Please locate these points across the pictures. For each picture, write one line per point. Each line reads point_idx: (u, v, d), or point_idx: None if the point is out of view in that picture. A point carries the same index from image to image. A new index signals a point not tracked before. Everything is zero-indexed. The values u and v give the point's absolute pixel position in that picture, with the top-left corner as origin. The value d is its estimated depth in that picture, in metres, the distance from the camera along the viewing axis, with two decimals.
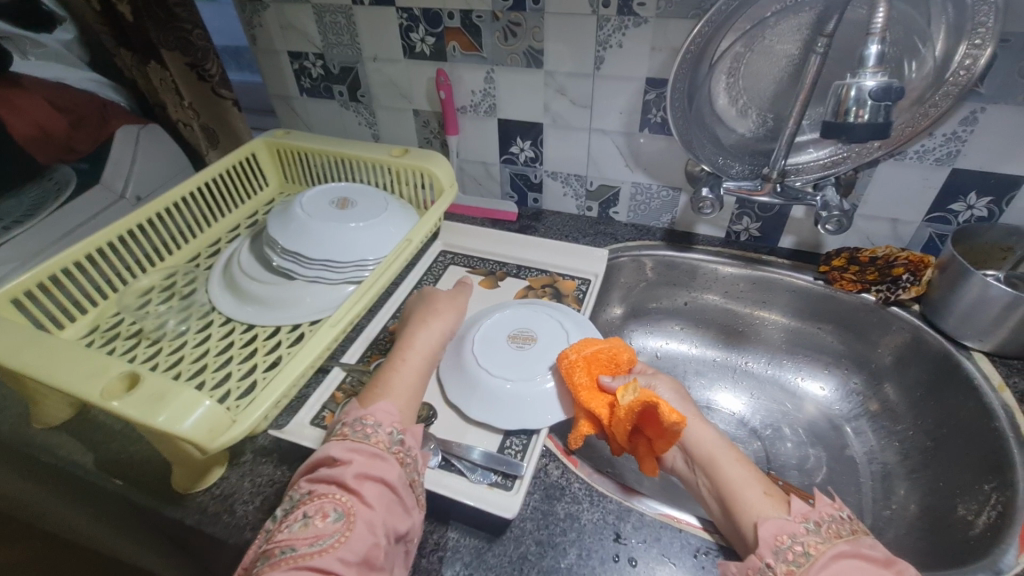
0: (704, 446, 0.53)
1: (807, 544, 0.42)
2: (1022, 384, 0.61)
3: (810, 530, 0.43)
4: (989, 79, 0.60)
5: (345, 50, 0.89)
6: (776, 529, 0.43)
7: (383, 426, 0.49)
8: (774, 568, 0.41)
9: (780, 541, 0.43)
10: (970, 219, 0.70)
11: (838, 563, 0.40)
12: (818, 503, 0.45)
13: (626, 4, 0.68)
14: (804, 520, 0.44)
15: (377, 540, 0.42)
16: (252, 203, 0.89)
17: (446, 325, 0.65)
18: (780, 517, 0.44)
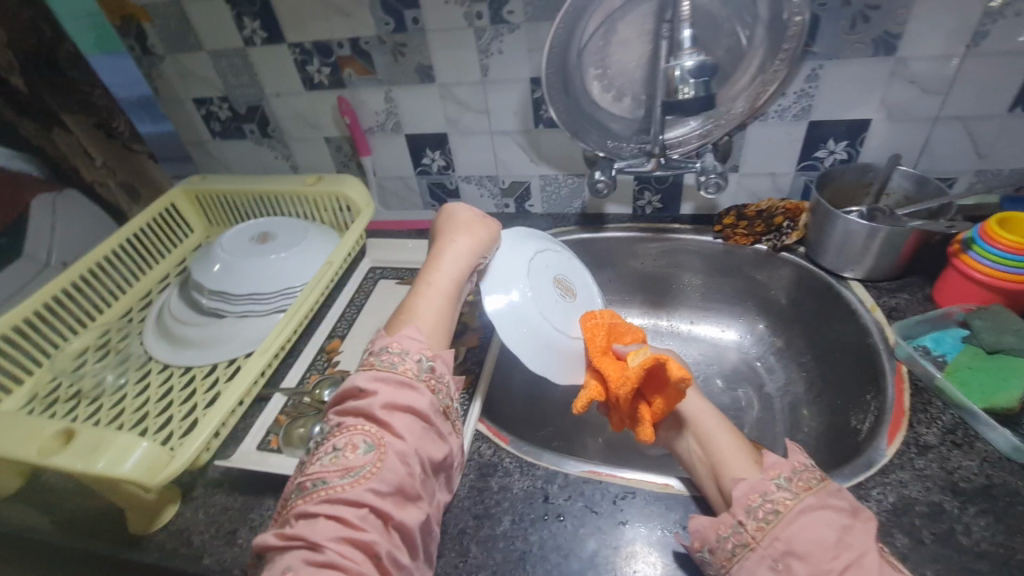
0: (697, 415, 0.57)
1: (777, 502, 0.45)
2: (890, 302, 0.69)
3: (781, 486, 0.46)
4: (819, 39, 0.67)
5: (247, 89, 0.91)
6: (748, 489, 0.47)
7: (411, 354, 0.53)
8: (745, 524, 0.45)
9: (752, 500, 0.46)
10: (835, 162, 0.78)
11: (806, 516, 0.43)
12: (790, 457, 0.48)
13: (496, 14, 0.74)
14: (775, 477, 0.47)
15: (407, 470, 0.46)
16: (180, 250, 0.91)
17: (477, 247, 0.65)
18: (756, 477, 0.48)
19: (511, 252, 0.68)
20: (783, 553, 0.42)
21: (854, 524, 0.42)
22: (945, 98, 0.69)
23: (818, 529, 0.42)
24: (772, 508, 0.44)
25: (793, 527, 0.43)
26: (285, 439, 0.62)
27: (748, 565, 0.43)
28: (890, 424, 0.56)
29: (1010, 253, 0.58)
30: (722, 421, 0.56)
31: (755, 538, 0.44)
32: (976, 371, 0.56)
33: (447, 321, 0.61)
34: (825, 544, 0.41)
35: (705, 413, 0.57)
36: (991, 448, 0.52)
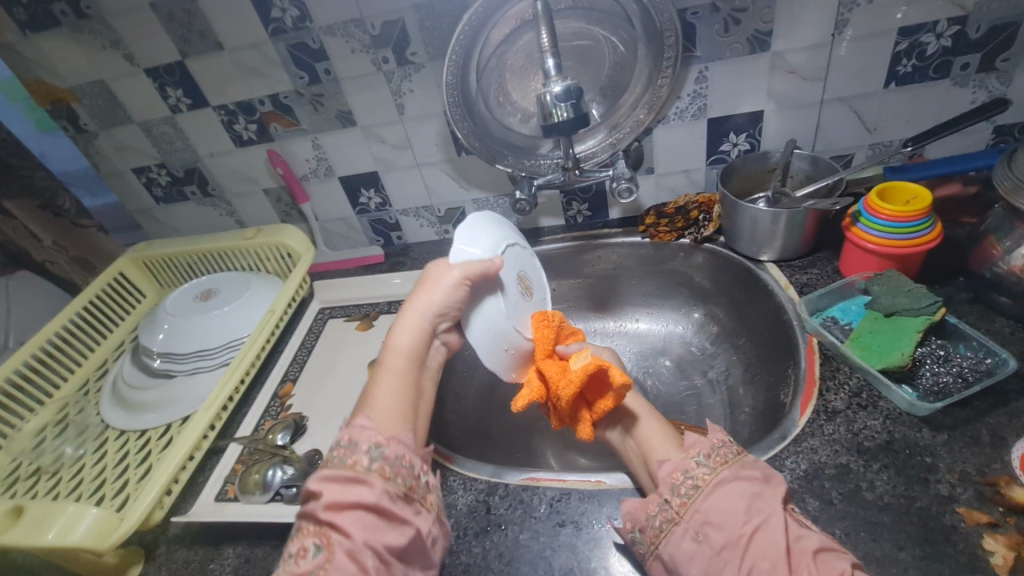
0: (630, 409, 0.59)
1: (697, 478, 0.47)
2: (802, 278, 0.73)
3: (700, 463, 0.48)
4: (699, 44, 0.72)
5: (182, 154, 0.95)
6: (672, 468, 0.49)
7: (360, 444, 0.49)
8: (670, 501, 0.47)
9: (674, 479, 0.48)
10: (740, 153, 0.82)
11: (722, 488, 0.46)
12: (710, 435, 0.51)
13: (401, 56, 0.78)
14: (695, 455, 0.49)
15: (358, 568, 0.42)
16: (133, 317, 0.93)
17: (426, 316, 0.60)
18: (677, 458, 0.50)
19: (483, 247, 0.61)
20: (703, 524, 0.45)
21: (764, 489, 0.45)
22: (825, 83, 0.74)
23: (731, 499, 0.45)
24: (692, 484, 0.47)
25: (710, 501, 0.45)
26: (241, 487, 0.63)
27: (674, 538, 0.45)
28: (802, 395, 0.59)
29: (894, 221, 0.62)
30: (652, 410, 0.59)
31: (679, 514, 0.46)
32: (875, 334, 0.59)
33: (409, 401, 0.55)
34: (737, 512, 0.44)
35: (637, 405, 0.60)
36: (893, 405, 0.55)
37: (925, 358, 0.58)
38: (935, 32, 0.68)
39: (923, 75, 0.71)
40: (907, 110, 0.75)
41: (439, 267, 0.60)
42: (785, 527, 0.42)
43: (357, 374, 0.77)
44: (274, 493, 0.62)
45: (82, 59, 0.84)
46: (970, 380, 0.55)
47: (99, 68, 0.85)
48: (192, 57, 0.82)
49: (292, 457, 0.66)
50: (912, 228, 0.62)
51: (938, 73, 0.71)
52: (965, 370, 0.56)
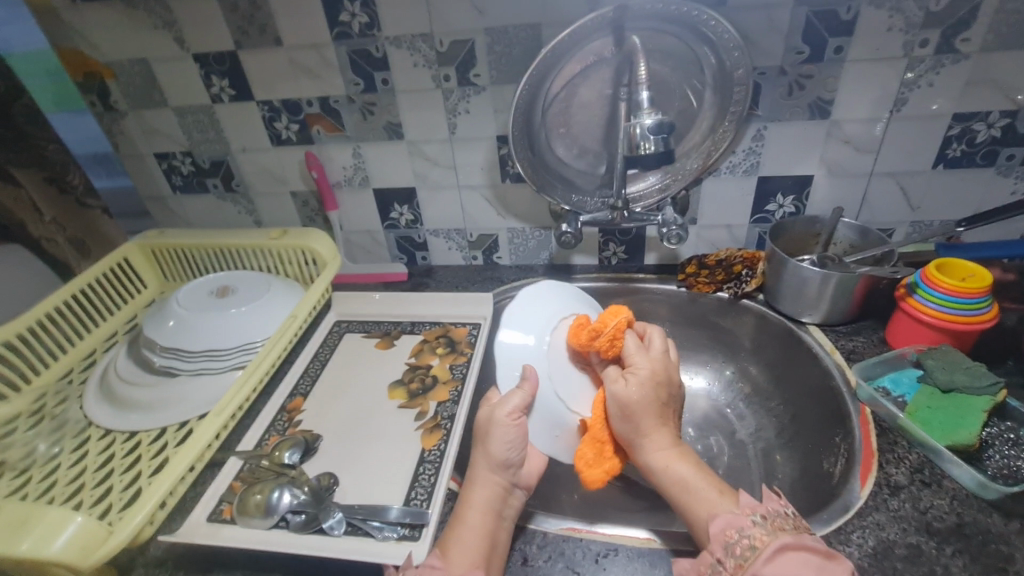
0: (664, 470, 0.52)
1: (754, 537, 0.43)
2: (847, 345, 0.72)
3: (756, 523, 0.44)
4: (761, 103, 0.73)
5: (212, 145, 0.91)
6: (725, 524, 0.45)
7: None
8: (724, 562, 0.43)
9: (729, 535, 0.44)
10: (784, 215, 0.83)
11: (784, 553, 0.41)
12: (765, 501, 0.46)
13: (463, 77, 0.77)
14: (750, 514, 0.45)
15: None
16: (130, 307, 0.86)
17: (495, 462, 0.54)
18: (729, 512, 0.46)
19: (525, 351, 0.62)
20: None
21: (830, 565, 0.40)
22: (877, 156, 0.75)
23: (795, 567, 0.40)
24: (749, 544, 0.42)
25: (773, 565, 0.41)
26: (240, 508, 0.56)
27: None
28: (860, 465, 0.57)
29: (952, 295, 0.62)
30: (679, 453, 0.53)
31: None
32: (935, 410, 0.58)
33: (492, 552, 0.49)
34: None
35: (673, 462, 0.52)
36: (958, 485, 0.53)
37: (994, 440, 0.56)
38: (987, 122, 0.70)
39: (971, 160, 0.74)
40: (951, 192, 0.77)
41: (488, 411, 0.58)
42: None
43: (376, 396, 0.72)
44: (279, 518, 0.55)
45: (129, 36, 0.81)
46: None
47: (143, 46, 0.82)
48: (247, 49, 0.80)
49: (300, 478, 0.59)
50: (972, 304, 0.62)
51: (985, 160, 0.73)
52: None
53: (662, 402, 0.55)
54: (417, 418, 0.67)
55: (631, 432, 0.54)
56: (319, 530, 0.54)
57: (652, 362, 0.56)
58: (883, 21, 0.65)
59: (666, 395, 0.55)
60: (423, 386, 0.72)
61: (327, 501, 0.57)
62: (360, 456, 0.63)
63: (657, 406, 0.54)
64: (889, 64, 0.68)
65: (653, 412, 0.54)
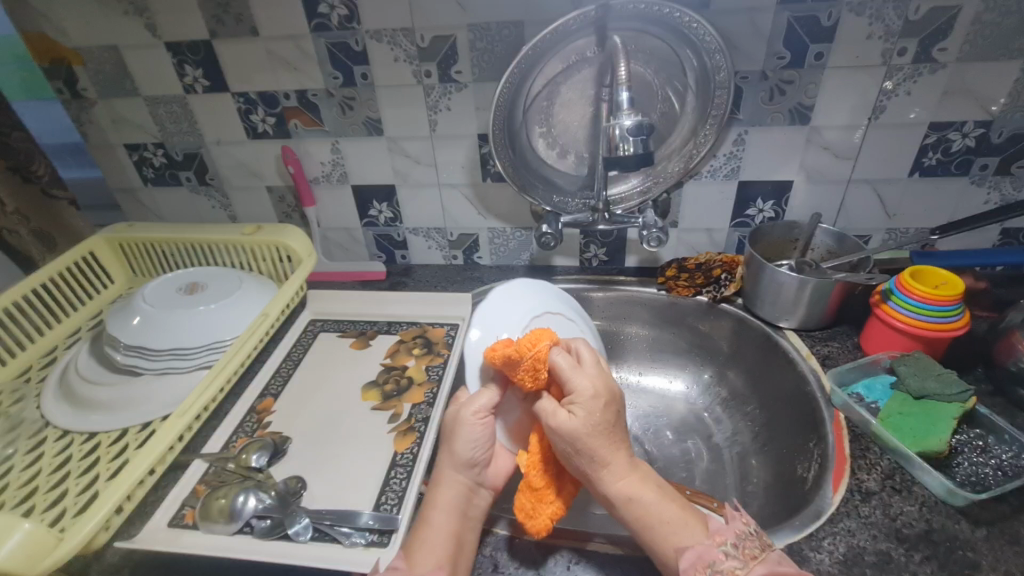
0: (627, 499, 0.50)
1: (726, 570, 0.43)
2: (822, 350, 0.73)
3: (728, 554, 0.45)
4: (743, 108, 0.73)
5: (185, 136, 0.88)
6: (695, 557, 0.45)
7: None
8: None
9: (700, 570, 0.44)
10: (764, 220, 0.83)
11: None
12: (733, 523, 0.48)
13: (445, 73, 0.76)
14: (721, 544, 0.46)
15: None
16: (95, 303, 0.83)
17: (459, 463, 0.54)
18: (699, 543, 0.46)
19: None
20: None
21: None
22: (855, 163, 0.76)
23: None
24: None
25: None
26: (203, 512, 0.54)
27: None
28: (833, 471, 0.57)
29: (925, 302, 0.63)
30: (638, 480, 0.51)
31: None
32: (906, 417, 0.58)
33: (458, 555, 0.49)
34: None
35: (635, 490, 0.50)
36: (927, 492, 0.53)
37: (963, 447, 0.57)
38: (962, 131, 0.71)
39: (946, 169, 0.75)
40: (925, 201, 0.78)
41: (456, 408, 0.57)
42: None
43: (348, 397, 0.70)
44: (243, 523, 0.54)
45: (98, 22, 0.78)
46: (1008, 475, 0.54)
47: (114, 33, 0.79)
48: (222, 38, 0.77)
49: (267, 482, 0.57)
50: (944, 311, 0.63)
51: (959, 169, 0.74)
52: (1004, 464, 0.55)
53: (609, 430, 0.50)
54: (390, 421, 0.66)
55: (582, 465, 0.51)
56: (284, 536, 0.53)
57: (592, 379, 0.51)
58: (863, 29, 0.66)
59: (615, 413, 0.51)
60: (398, 388, 0.71)
61: (294, 506, 0.55)
62: (331, 461, 0.61)
63: (606, 430, 0.50)
64: (868, 72, 0.68)
65: (601, 439, 0.50)
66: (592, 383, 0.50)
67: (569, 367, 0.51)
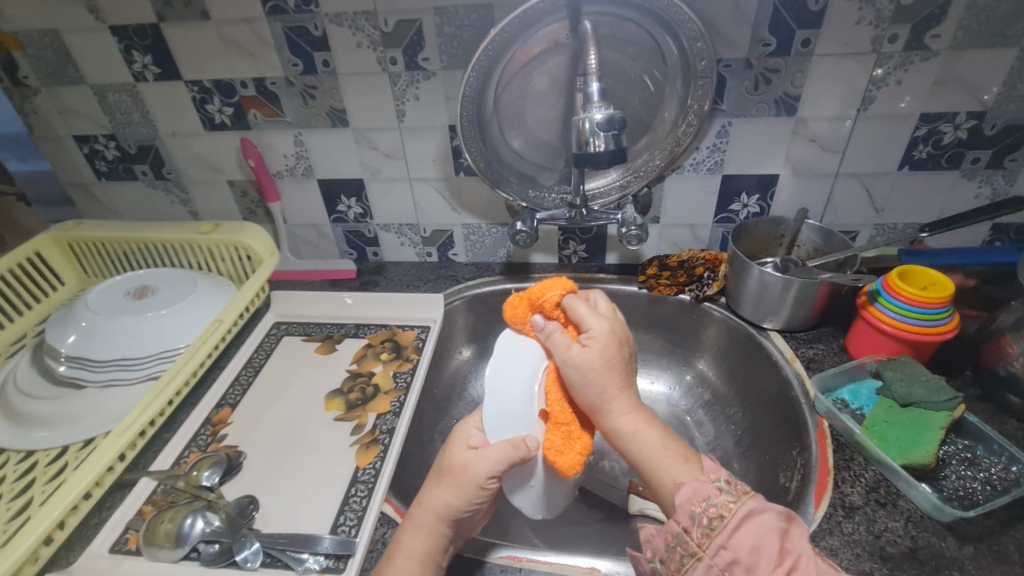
0: (636, 437, 0.47)
1: (720, 506, 0.41)
2: (808, 352, 0.70)
3: (722, 489, 0.42)
4: (726, 98, 0.69)
5: (138, 128, 0.83)
6: (692, 493, 0.43)
7: None
8: (690, 532, 0.41)
9: (694, 505, 0.42)
10: (748, 215, 0.79)
11: (751, 521, 0.40)
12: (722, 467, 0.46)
13: (412, 60, 0.71)
14: (716, 480, 0.43)
15: None
16: (43, 306, 0.77)
17: (455, 504, 0.48)
18: (694, 480, 0.44)
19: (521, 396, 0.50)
20: (729, 565, 0.40)
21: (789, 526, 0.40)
22: (843, 156, 0.73)
23: (760, 534, 0.40)
24: (717, 514, 0.41)
25: (739, 534, 0.40)
26: (147, 538, 0.50)
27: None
28: (816, 483, 0.54)
29: (913, 305, 0.60)
30: (645, 418, 0.49)
31: (702, 546, 0.41)
32: (893, 426, 0.56)
33: None
34: (767, 552, 0.39)
35: (644, 428, 0.48)
36: (913, 506, 0.51)
37: (951, 459, 0.55)
38: (953, 123, 0.68)
39: (937, 162, 0.71)
40: (915, 195, 0.75)
41: (468, 458, 0.49)
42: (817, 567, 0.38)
43: (311, 407, 0.66)
44: (189, 548, 0.50)
45: (34, 4, 0.72)
46: (998, 489, 0.52)
47: (54, 15, 0.73)
48: (171, 22, 0.72)
49: (218, 502, 0.54)
50: (932, 314, 0.60)
51: (950, 163, 0.71)
52: (993, 478, 0.53)
53: (621, 362, 0.49)
54: (353, 433, 0.62)
55: (592, 399, 0.48)
56: (233, 563, 0.50)
57: (608, 320, 0.50)
58: (853, 14, 0.62)
59: (624, 353, 0.49)
60: (363, 396, 0.67)
61: (244, 530, 0.52)
62: (287, 477, 0.58)
63: (618, 367, 0.49)
64: (857, 60, 0.65)
65: (613, 375, 0.48)
66: (607, 320, 0.50)
67: (585, 307, 0.51)
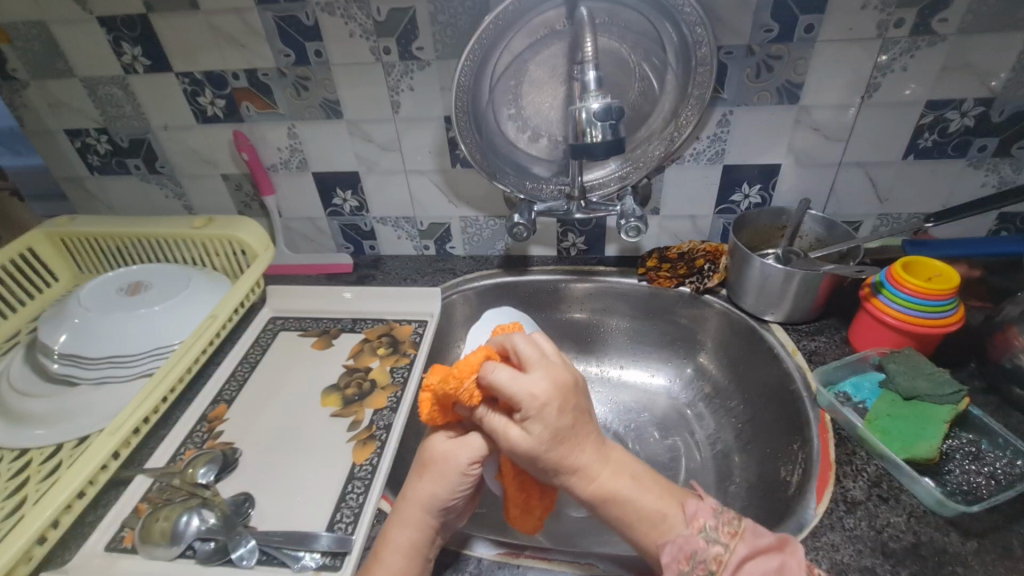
0: (608, 493, 0.44)
1: (710, 560, 0.40)
2: (810, 345, 0.69)
3: (710, 540, 0.41)
4: (727, 87, 0.67)
5: (129, 121, 0.82)
6: (677, 550, 0.42)
7: None
8: None
9: (683, 562, 0.41)
10: (750, 206, 0.78)
11: (745, 569, 0.39)
12: (710, 502, 0.45)
13: (405, 50, 0.70)
14: (701, 530, 0.42)
15: None
16: (38, 302, 0.77)
17: (438, 495, 0.48)
18: (680, 531, 0.42)
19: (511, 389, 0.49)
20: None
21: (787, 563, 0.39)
22: (847, 145, 0.71)
23: None
24: (708, 572, 0.40)
25: None
26: (143, 536, 0.50)
27: None
28: (817, 478, 0.53)
29: (916, 297, 0.59)
30: (612, 477, 0.45)
31: None
32: (895, 419, 0.55)
33: None
34: None
35: (614, 483, 0.45)
36: (916, 501, 0.50)
37: (955, 453, 0.54)
38: (960, 110, 0.66)
39: (942, 151, 0.70)
40: (920, 185, 0.73)
41: (449, 447, 0.49)
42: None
43: (308, 403, 0.66)
44: (185, 546, 0.50)
45: None
46: (1002, 484, 0.51)
47: (41, 7, 0.72)
48: (160, 12, 0.70)
49: (214, 500, 0.53)
50: (937, 306, 0.59)
51: (956, 152, 0.70)
52: (997, 472, 0.52)
53: (572, 425, 0.44)
54: (350, 429, 0.62)
55: (547, 472, 0.45)
56: (228, 561, 0.49)
57: (545, 378, 0.43)
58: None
59: (574, 411, 0.44)
60: (360, 392, 0.67)
61: (240, 527, 0.52)
62: (283, 474, 0.57)
63: (568, 433, 0.44)
64: (862, 46, 0.63)
65: (564, 444, 0.44)
66: (543, 383, 0.43)
67: (507, 371, 0.44)
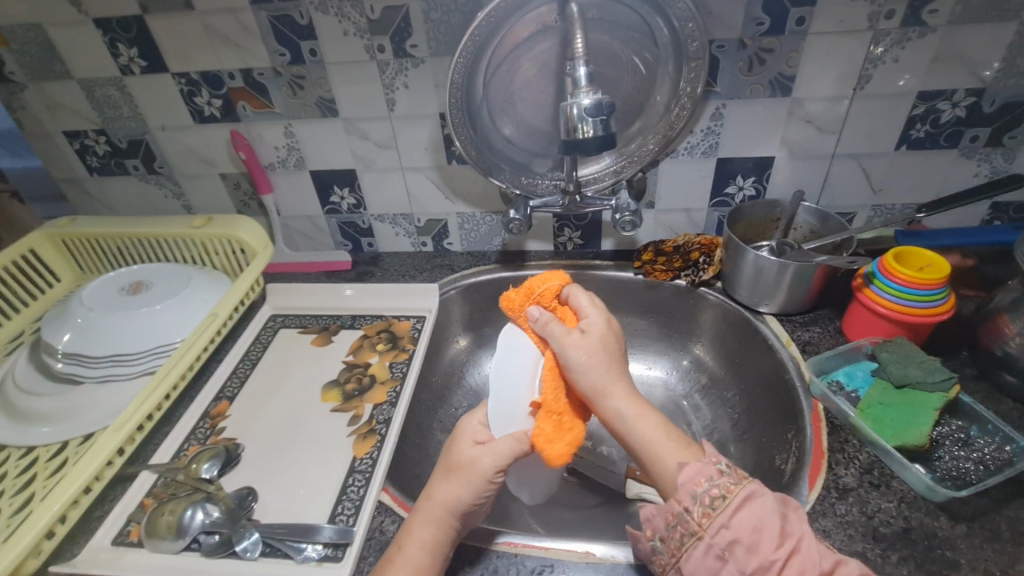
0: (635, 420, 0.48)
1: (722, 486, 0.42)
2: (804, 335, 0.70)
3: (724, 471, 0.43)
4: (719, 80, 0.68)
5: (127, 122, 0.82)
6: (694, 472, 0.43)
7: None
8: (692, 510, 0.42)
9: (698, 484, 0.42)
10: (744, 198, 0.79)
11: (752, 502, 0.41)
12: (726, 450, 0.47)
13: (399, 47, 0.70)
14: (717, 462, 0.44)
15: None
16: (40, 303, 0.78)
17: (464, 498, 0.49)
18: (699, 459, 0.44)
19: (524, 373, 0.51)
20: (729, 543, 0.40)
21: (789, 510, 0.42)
22: (840, 137, 0.72)
23: (760, 515, 0.40)
24: (720, 494, 0.41)
25: (740, 514, 0.41)
26: (148, 530, 0.51)
27: (695, 555, 0.41)
28: (810, 466, 0.54)
29: (907, 286, 0.60)
30: (642, 404, 0.49)
31: (702, 526, 0.41)
32: (887, 407, 0.56)
33: None
34: (767, 531, 0.40)
35: (643, 414, 0.48)
36: (906, 487, 0.51)
37: (945, 440, 0.55)
38: (952, 100, 0.67)
39: (935, 141, 0.70)
40: (912, 175, 0.74)
41: (474, 454, 0.50)
42: (817, 548, 0.40)
43: (309, 398, 0.67)
44: (190, 540, 0.51)
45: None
46: (991, 468, 0.52)
47: (36, 9, 0.72)
48: (155, 14, 0.71)
49: (217, 494, 0.54)
50: (928, 295, 0.60)
51: (949, 142, 0.70)
52: (986, 457, 0.53)
53: (616, 355, 0.51)
54: (350, 424, 0.63)
55: (594, 381, 0.48)
56: (233, 553, 0.51)
57: (605, 315, 0.53)
58: None
59: (621, 347, 0.52)
60: (359, 387, 0.67)
61: (243, 521, 0.53)
62: (285, 468, 0.58)
63: (614, 355, 0.50)
64: (854, 37, 0.63)
65: (609, 360, 0.50)
66: (602, 318, 0.52)
67: (584, 298, 0.54)
